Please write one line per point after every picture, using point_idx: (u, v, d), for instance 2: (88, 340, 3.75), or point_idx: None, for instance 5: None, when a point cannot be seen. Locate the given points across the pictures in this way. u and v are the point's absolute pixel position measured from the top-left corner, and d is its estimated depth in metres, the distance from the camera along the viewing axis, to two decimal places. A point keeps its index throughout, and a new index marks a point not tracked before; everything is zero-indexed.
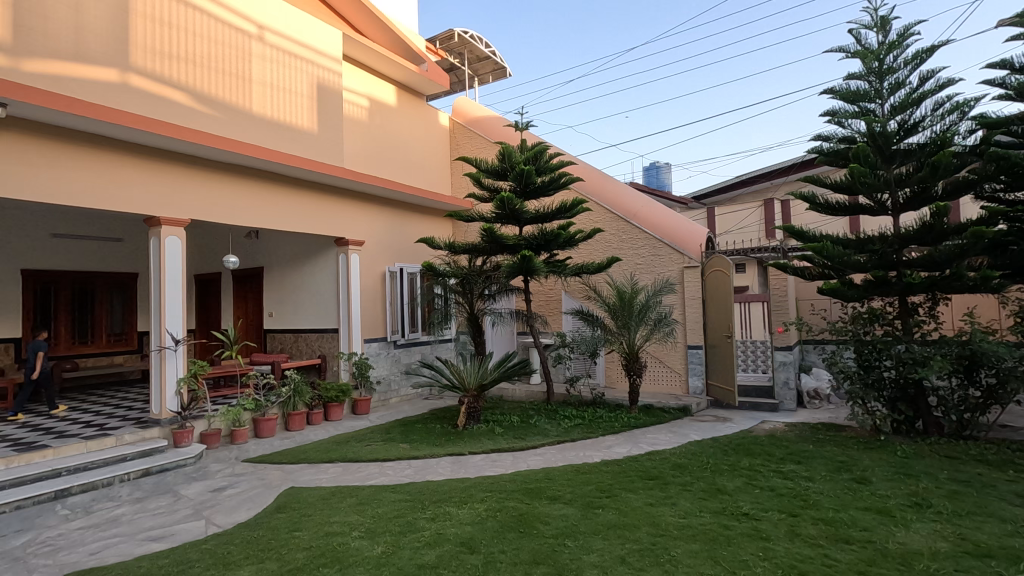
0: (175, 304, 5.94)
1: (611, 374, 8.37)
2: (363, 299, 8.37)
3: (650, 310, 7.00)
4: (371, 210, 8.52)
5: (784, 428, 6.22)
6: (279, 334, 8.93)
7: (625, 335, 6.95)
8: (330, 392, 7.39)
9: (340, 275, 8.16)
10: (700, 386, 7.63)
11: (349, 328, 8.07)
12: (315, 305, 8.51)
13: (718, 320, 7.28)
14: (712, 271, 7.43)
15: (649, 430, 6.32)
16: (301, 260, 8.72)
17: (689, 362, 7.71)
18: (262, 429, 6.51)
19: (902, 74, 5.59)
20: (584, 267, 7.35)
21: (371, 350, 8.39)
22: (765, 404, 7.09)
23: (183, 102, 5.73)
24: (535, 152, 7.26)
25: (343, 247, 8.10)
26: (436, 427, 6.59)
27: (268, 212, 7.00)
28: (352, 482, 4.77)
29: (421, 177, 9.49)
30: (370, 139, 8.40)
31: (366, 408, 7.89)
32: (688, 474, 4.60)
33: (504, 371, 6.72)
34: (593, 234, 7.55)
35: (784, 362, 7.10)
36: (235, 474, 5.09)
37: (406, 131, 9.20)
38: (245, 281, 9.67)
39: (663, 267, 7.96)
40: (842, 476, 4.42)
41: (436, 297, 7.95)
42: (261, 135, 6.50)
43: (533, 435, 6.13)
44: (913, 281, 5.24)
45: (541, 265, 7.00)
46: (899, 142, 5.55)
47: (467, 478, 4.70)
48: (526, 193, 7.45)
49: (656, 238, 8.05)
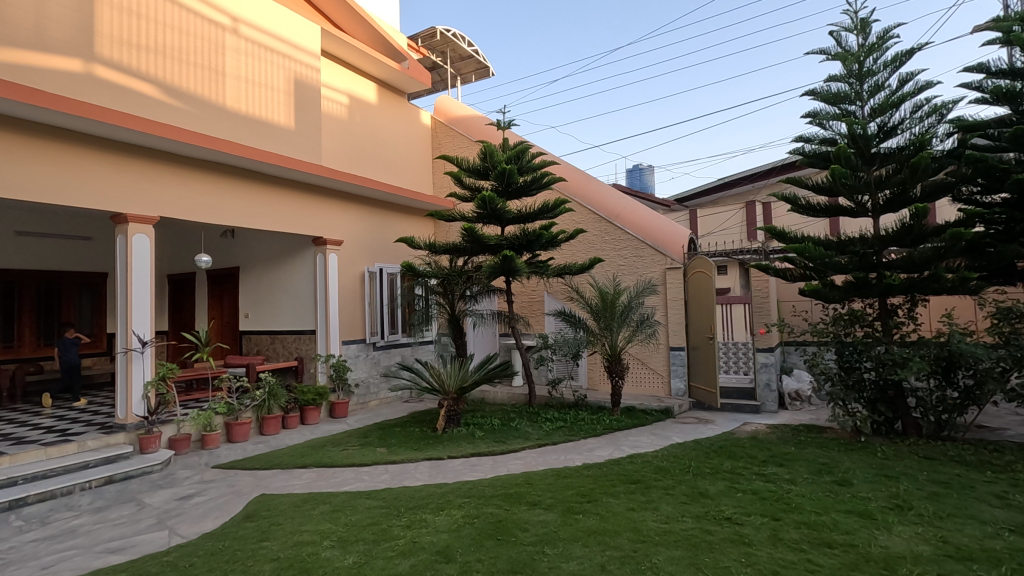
0: (143, 305, 5.73)
1: (594, 376, 8.31)
2: (342, 300, 8.20)
3: (632, 311, 6.94)
4: (350, 210, 8.35)
5: (766, 430, 6.20)
6: (255, 336, 8.70)
7: (608, 336, 6.88)
8: (307, 395, 7.21)
9: (318, 275, 7.99)
10: (682, 388, 7.61)
11: (326, 330, 7.89)
12: (292, 306, 8.31)
13: (700, 321, 7.26)
14: (694, 272, 7.40)
15: (631, 432, 6.26)
16: (278, 261, 8.51)
17: (672, 364, 7.68)
18: (235, 434, 6.32)
19: (881, 77, 5.63)
20: (566, 267, 7.28)
21: (349, 352, 8.22)
22: (747, 405, 7.08)
23: (152, 95, 5.53)
24: (518, 150, 7.17)
25: (321, 247, 7.94)
26: (415, 430, 6.45)
27: (242, 211, 6.80)
28: (326, 488, 4.61)
29: (402, 176, 9.33)
30: (349, 137, 8.24)
31: (344, 412, 7.72)
32: (670, 478, 4.54)
33: (485, 373, 6.62)
34: (576, 234, 7.49)
35: (766, 364, 7.12)
36: (203, 481, 4.89)
37: (386, 130, 9.05)
38: (220, 281, 9.41)
39: (646, 268, 7.93)
40: (824, 478, 4.39)
41: (417, 298, 7.81)
42: (235, 131, 6.31)
43: (514, 438, 6.03)
44: (893, 282, 5.26)
45: (523, 266, 6.90)
46: (879, 144, 5.57)
47: (445, 483, 4.58)
48: (508, 192, 7.35)
49: (639, 239, 8.00)
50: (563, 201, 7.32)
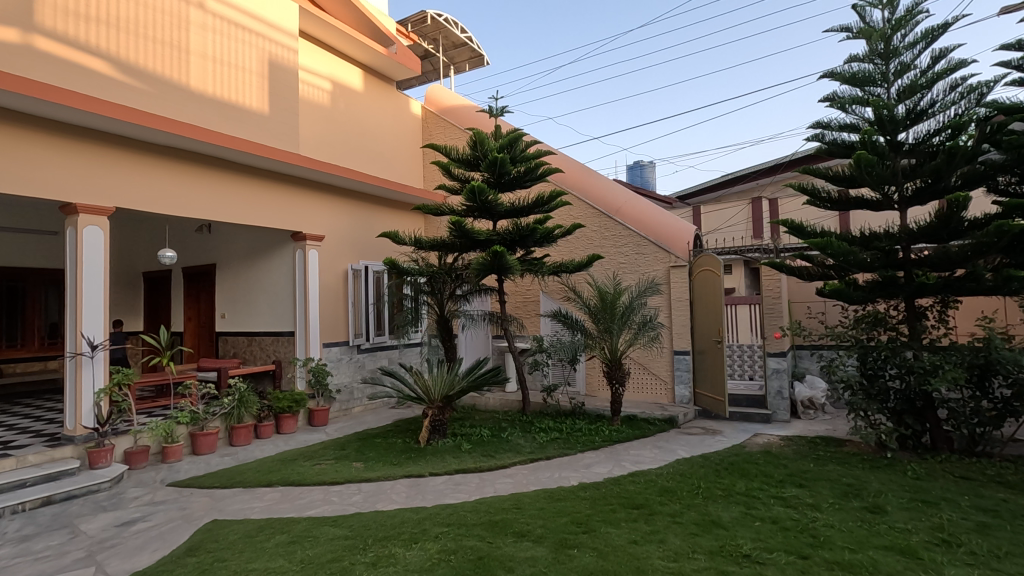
0: (94, 304, 5.19)
1: (592, 381, 7.79)
2: (323, 299, 7.66)
3: (634, 312, 6.42)
4: (331, 203, 7.82)
5: (780, 443, 5.68)
6: (232, 338, 8.17)
7: (607, 339, 6.36)
8: (283, 402, 6.67)
9: (297, 272, 7.47)
10: (686, 395, 7.09)
11: (306, 331, 7.36)
12: (270, 306, 7.79)
13: (707, 324, 6.75)
14: (701, 270, 6.90)
15: (632, 445, 5.74)
16: (256, 257, 7.98)
17: (676, 369, 7.15)
18: (199, 445, 5.78)
19: (910, 56, 5.11)
20: (562, 266, 6.74)
21: (331, 356, 7.69)
22: (757, 415, 6.56)
23: (103, 72, 5.00)
24: (511, 137, 6.59)
25: (300, 243, 7.42)
26: (397, 441, 5.92)
27: (210, 202, 6.27)
28: (288, 512, 4.08)
29: (389, 168, 8.80)
30: (332, 125, 7.71)
31: (324, 419, 7.18)
32: (677, 502, 4.00)
33: (474, 379, 6.10)
34: (574, 229, 6.96)
35: (777, 370, 6.61)
36: (152, 503, 4.36)
37: (372, 118, 8.52)
38: (197, 279, 8.88)
39: (648, 266, 7.40)
40: (852, 505, 3.86)
41: (403, 298, 7.26)
42: (200, 115, 5.79)
43: (504, 451, 5.49)
44: (926, 282, 4.73)
45: (516, 263, 6.34)
46: (908, 128, 5.04)
47: (423, 507, 4.03)
48: (500, 184, 6.84)
49: (641, 235, 7.48)
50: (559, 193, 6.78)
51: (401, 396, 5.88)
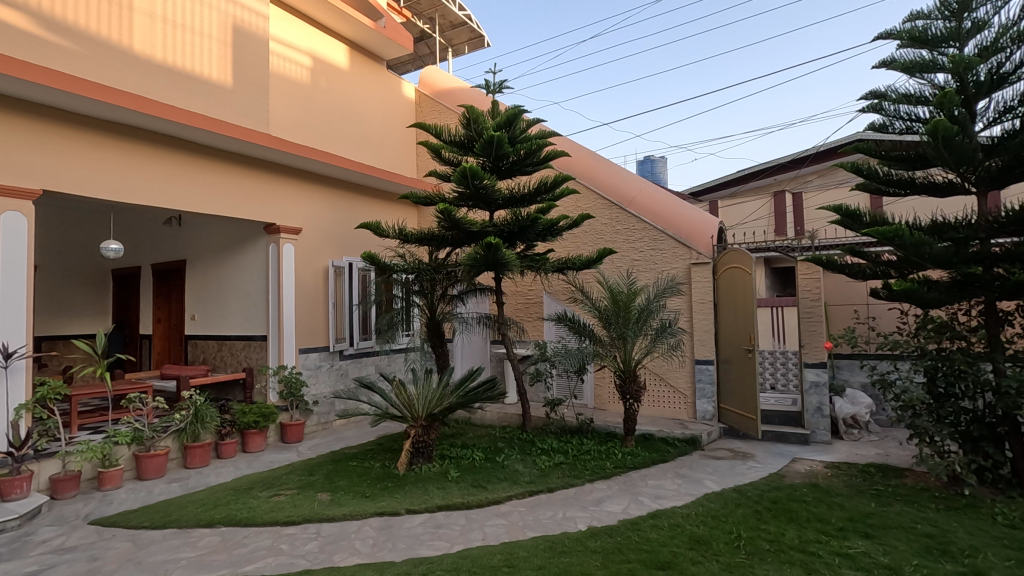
0: (14, 304, 4.39)
1: (602, 394, 6.91)
2: (300, 299, 6.84)
3: (651, 316, 5.55)
4: (309, 192, 7.02)
5: (827, 472, 4.78)
6: (202, 342, 7.40)
7: (620, 347, 5.49)
8: (248, 417, 5.84)
9: (270, 268, 6.66)
10: (710, 411, 6.21)
11: (279, 336, 6.55)
12: (242, 308, 6.99)
13: (735, 330, 5.88)
14: (728, 268, 6.04)
15: (650, 472, 4.86)
16: (228, 253, 7.20)
17: (697, 381, 6.28)
18: (144, 469, 4.95)
19: (984, 12, 4.22)
20: (567, 262, 5.87)
21: (308, 363, 6.87)
22: (793, 435, 5.67)
23: (19, 26, 4.20)
24: (511, 114, 5.73)
25: (274, 235, 6.63)
26: (375, 466, 5.07)
27: (163, 187, 5.46)
28: (222, 566, 3.24)
29: (377, 155, 7.98)
30: (312, 105, 6.91)
31: (298, 436, 6.35)
32: (714, 560, 3.12)
33: (465, 395, 5.23)
34: (581, 221, 6.09)
35: (816, 384, 5.76)
36: (60, 550, 3.52)
37: (359, 100, 7.72)
38: (167, 277, 8.09)
39: (666, 264, 6.55)
40: (945, 568, 2.96)
41: (390, 298, 6.42)
42: (145, 85, 5.00)
43: (498, 480, 4.63)
44: (1017, 281, 3.85)
45: (515, 259, 5.47)
46: (988, 96, 4.18)
47: (390, 564, 3.17)
48: (497, 169, 6.00)
49: (658, 228, 6.61)
50: (565, 181, 5.93)
51: (380, 414, 5.03)
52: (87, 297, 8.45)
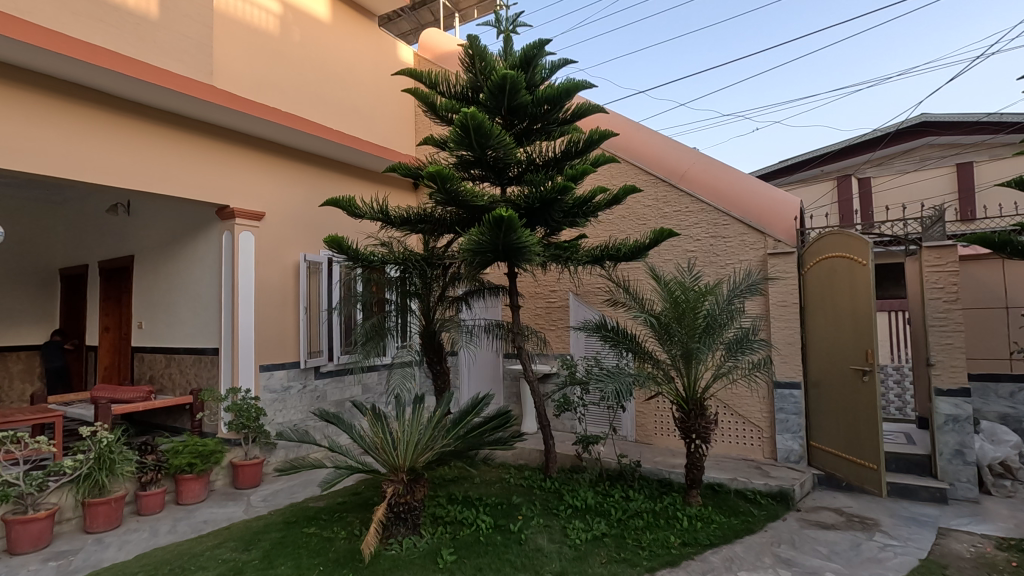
0: None
1: (646, 424, 5.43)
2: (262, 302, 5.41)
3: (725, 324, 4.02)
4: (273, 170, 5.62)
5: (1012, 560, 3.15)
6: (149, 356, 6.03)
7: (681, 368, 3.98)
8: (181, 458, 4.36)
9: (224, 262, 5.25)
10: (797, 451, 4.64)
11: (232, 348, 5.12)
12: (193, 314, 5.59)
13: (840, 343, 4.31)
14: (826, 259, 4.47)
15: (738, 555, 3.29)
16: (178, 245, 5.81)
17: (779, 411, 4.70)
18: (14, 539, 3.52)
19: None
20: (607, 250, 4.31)
21: (273, 383, 5.43)
22: (925, 489, 4.05)
23: None
24: (529, 53, 4.23)
25: (227, 221, 5.22)
26: (338, 538, 3.56)
27: (60, 150, 4.07)
28: None
29: (366, 129, 6.57)
30: (279, 60, 5.52)
31: (253, 480, 4.88)
32: None
33: (466, 442, 3.81)
34: (625, 195, 4.43)
35: (955, 419, 4.14)
36: None
37: (344, 60, 6.32)
38: (116, 277, 6.74)
39: (733, 256, 5.03)
40: None
41: (381, 302, 4.94)
42: (18, 3, 3.62)
43: (512, 570, 3.10)
44: None
45: (536, 245, 3.93)
46: None
47: None
48: (513, 127, 4.52)
49: (721, 212, 5.12)
50: (604, 142, 4.41)
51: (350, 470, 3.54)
52: (28, 302, 7.15)
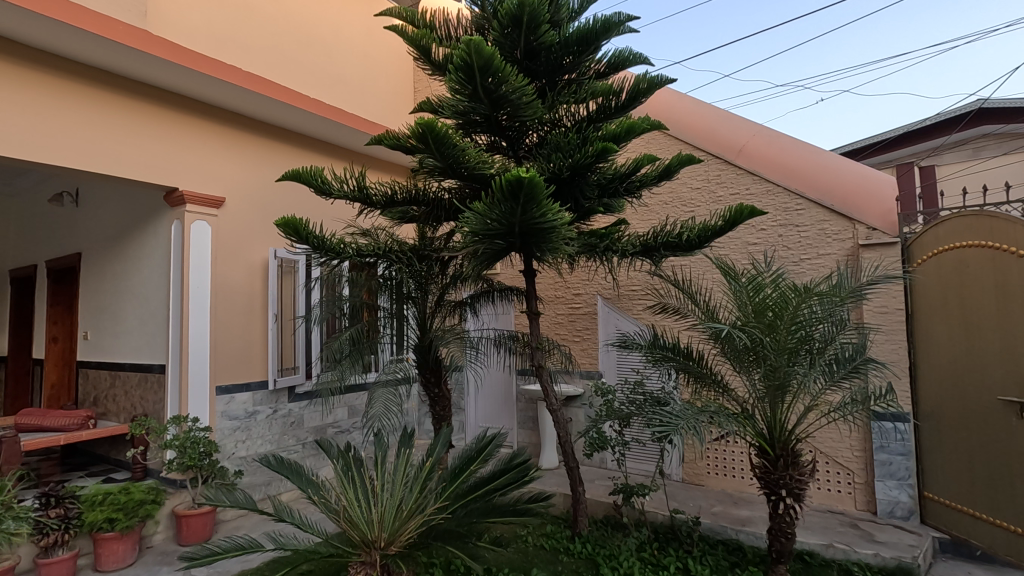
0: None
1: (695, 461, 4.36)
2: (222, 307, 4.40)
3: (826, 337, 2.93)
4: (238, 148, 4.64)
5: None
6: (93, 372, 5.04)
7: (766, 398, 2.89)
8: (98, 512, 3.37)
9: (174, 258, 4.25)
10: (904, 503, 3.52)
11: (181, 364, 4.11)
12: (141, 322, 4.59)
13: (979, 362, 3.20)
14: (952, 250, 3.36)
15: None
16: (126, 241, 4.82)
17: (880, 451, 3.58)
18: None
19: None
20: (658, 235, 3.23)
21: (233, 409, 4.40)
22: None
23: None
24: None
25: (178, 208, 4.22)
26: None
27: None
28: None
29: (355, 104, 5.58)
30: (245, 13, 4.53)
31: (201, 534, 3.83)
32: None
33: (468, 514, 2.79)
34: (683, 164, 3.35)
35: None
36: None
37: (327, 21, 5.33)
38: (66, 279, 5.78)
39: (811, 250, 3.95)
40: None
41: (373, 310, 3.84)
42: None
43: None
44: None
45: (565, 227, 2.86)
46: None
47: None
48: (536, 75, 3.46)
49: (798, 193, 4.03)
50: (653, 95, 3.36)
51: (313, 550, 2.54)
52: None
